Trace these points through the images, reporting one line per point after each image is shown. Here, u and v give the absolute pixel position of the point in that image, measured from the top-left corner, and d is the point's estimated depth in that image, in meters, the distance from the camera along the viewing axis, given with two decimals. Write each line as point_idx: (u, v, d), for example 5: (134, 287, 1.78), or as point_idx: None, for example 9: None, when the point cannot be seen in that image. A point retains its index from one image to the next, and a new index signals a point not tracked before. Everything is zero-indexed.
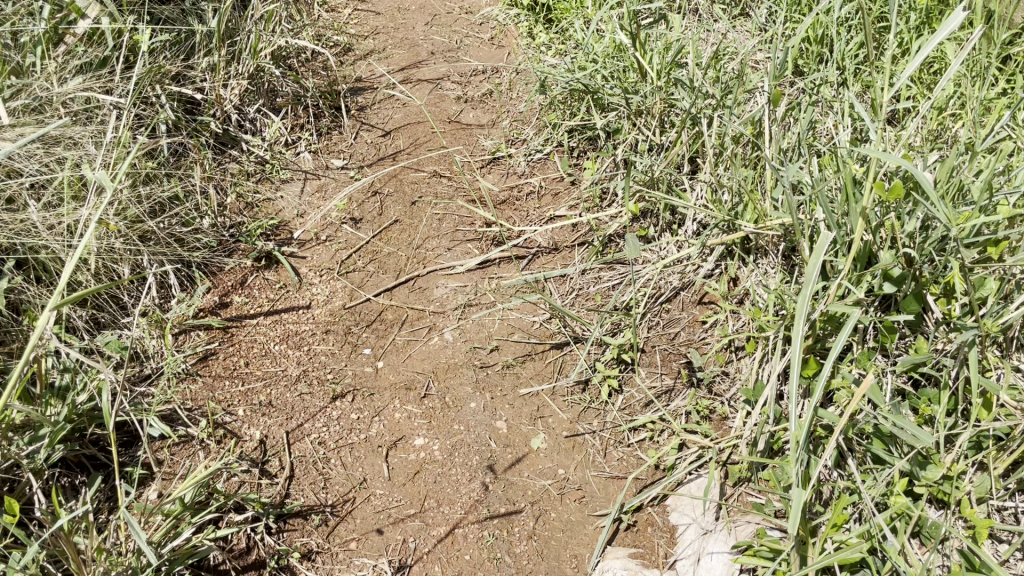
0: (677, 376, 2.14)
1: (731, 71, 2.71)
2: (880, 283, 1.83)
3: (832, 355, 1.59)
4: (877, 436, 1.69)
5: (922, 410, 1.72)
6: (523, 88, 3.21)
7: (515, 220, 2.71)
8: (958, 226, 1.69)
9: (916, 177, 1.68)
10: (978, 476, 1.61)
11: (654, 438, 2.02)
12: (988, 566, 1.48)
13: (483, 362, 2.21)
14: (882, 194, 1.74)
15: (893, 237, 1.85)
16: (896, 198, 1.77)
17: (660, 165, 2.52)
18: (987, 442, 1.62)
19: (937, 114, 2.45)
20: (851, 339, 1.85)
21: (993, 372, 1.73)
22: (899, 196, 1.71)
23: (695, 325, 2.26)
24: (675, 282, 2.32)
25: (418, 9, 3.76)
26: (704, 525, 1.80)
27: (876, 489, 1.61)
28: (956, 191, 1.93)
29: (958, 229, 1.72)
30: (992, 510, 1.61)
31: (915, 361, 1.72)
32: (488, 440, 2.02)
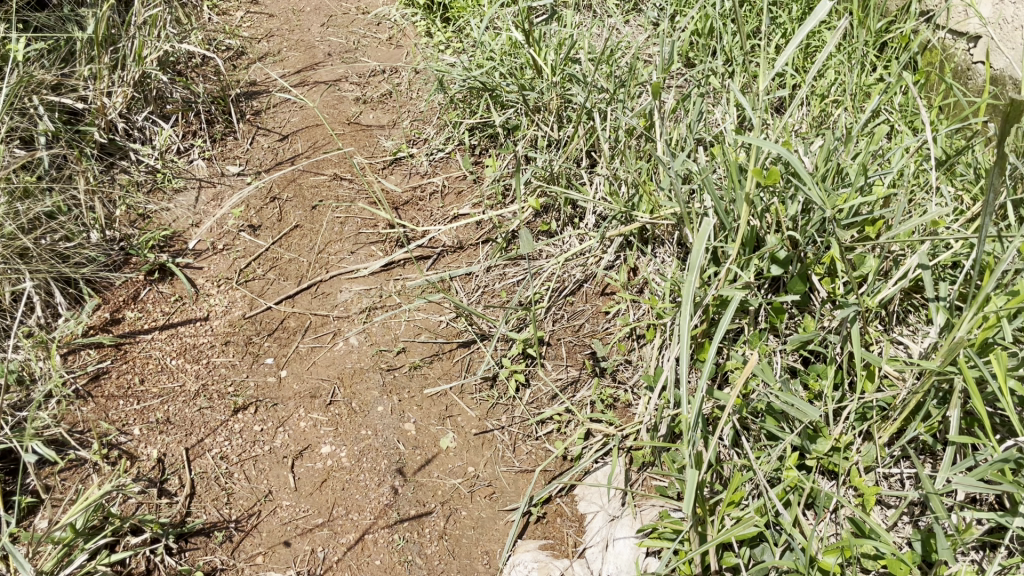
0: (582, 366, 2.17)
1: (624, 65, 2.76)
2: (768, 266, 1.91)
3: (720, 338, 1.64)
4: (770, 413, 1.76)
5: (812, 385, 1.80)
6: (423, 87, 3.20)
7: (419, 220, 2.69)
8: (833, 208, 1.78)
9: (791, 163, 1.75)
10: (865, 445, 1.69)
11: (561, 429, 2.04)
12: (877, 532, 1.55)
13: (390, 364, 2.19)
14: (761, 180, 1.80)
15: (778, 222, 1.93)
16: (774, 183, 1.83)
17: (559, 160, 2.55)
18: (872, 412, 1.70)
19: (820, 102, 2.55)
20: (743, 321, 1.92)
21: (875, 346, 1.81)
22: (775, 180, 1.78)
23: (599, 316, 2.29)
24: (578, 274, 2.35)
25: (314, 10, 3.70)
26: (612, 512, 1.83)
27: (769, 464, 1.67)
28: (835, 174, 2.04)
29: (835, 211, 1.79)
30: (880, 478, 1.68)
31: (803, 339, 1.81)
32: (396, 443, 2.01)
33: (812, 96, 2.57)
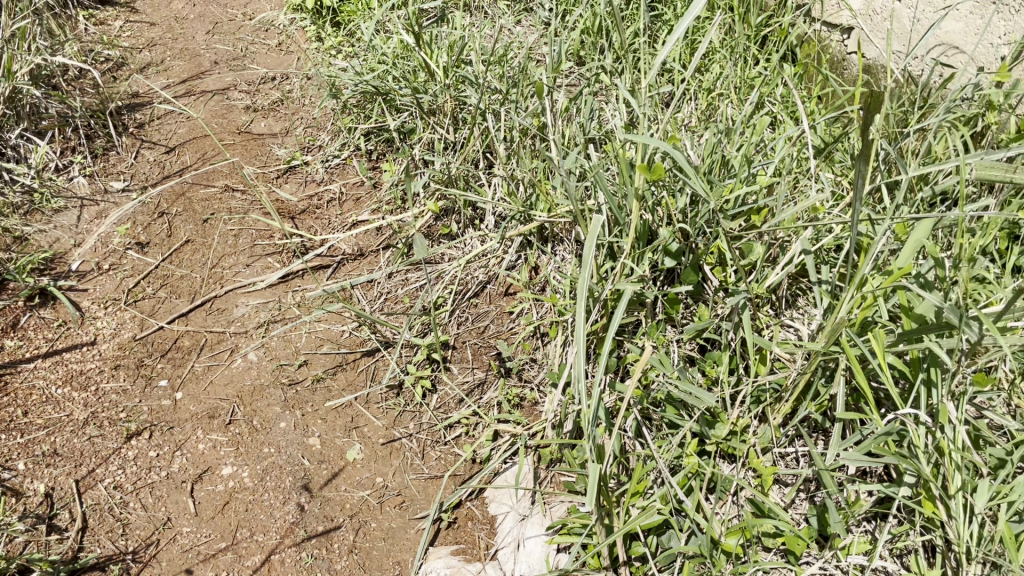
0: (488, 368, 2.17)
1: (516, 66, 2.77)
2: (662, 258, 1.98)
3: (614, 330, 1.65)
4: (669, 403, 1.80)
5: (709, 372, 1.85)
6: (315, 92, 3.14)
7: (317, 228, 2.64)
8: (716, 199, 1.84)
9: (673, 157, 1.79)
10: (761, 428, 1.75)
11: (469, 432, 2.03)
12: (774, 510, 1.61)
13: (292, 379, 2.14)
14: (646, 176, 1.83)
15: (668, 215, 1.99)
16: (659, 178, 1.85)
17: (455, 162, 2.54)
18: (766, 395, 1.76)
19: (707, 96, 2.62)
20: (641, 314, 1.96)
21: (766, 331, 1.88)
22: (660, 176, 1.82)
23: (503, 316, 2.30)
24: (481, 276, 2.36)
25: (198, 17, 3.59)
26: (521, 511, 1.83)
27: (670, 452, 1.71)
28: (720, 166, 2.12)
29: (719, 202, 1.84)
30: (776, 458, 1.74)
31: (698, 328, 1.86)
32: (301, 459, 1.96)
33: (700, 90, 2.64)
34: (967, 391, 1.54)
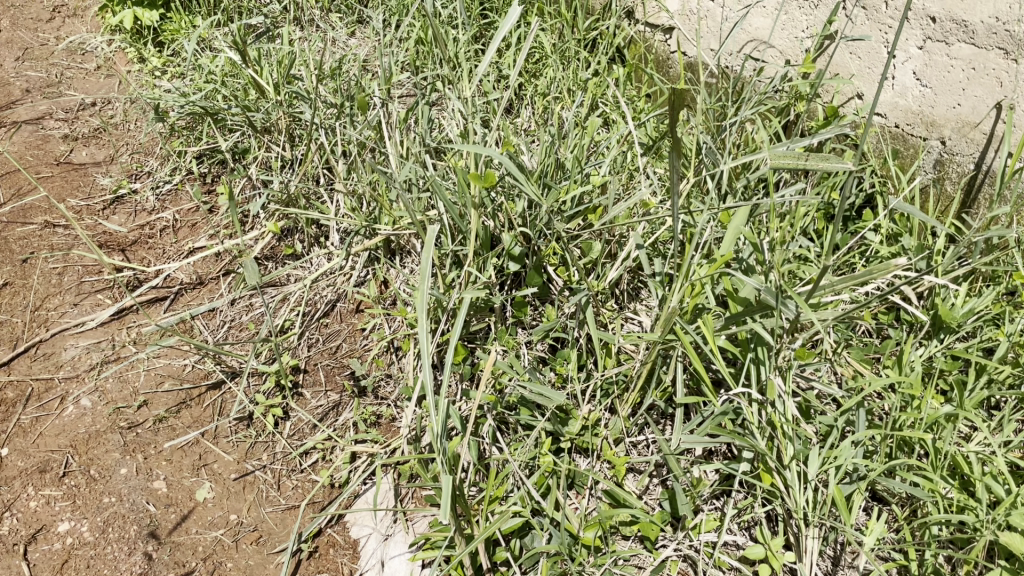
0: (342, 389, 2.11)
1: (351, 77, 2.73)
2: (506, 263, 2.00)
3: (459, 339, 1.65)
4: (523, 405, 1.82)
5: (559, 370, 1.88)
6: (140, 116, 2.97)
7: (151, 259, 2.50)
8: (548, 200, 1.89)
9: (501, 164, 1.83)
10: (612, 420, 1.79)
11: (326, 457, 1.97)
12: (629, 499, 1.65)
13: (131, 421, 2.02)
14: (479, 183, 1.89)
15: (509, 220, 2.01)
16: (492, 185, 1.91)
17: (294, 180, 2.47)
18: (614, 387, 1.81)
19: (542, 99, 2.67)
20: (491, 319, 1.97)
21: (611, 325, 1.93)
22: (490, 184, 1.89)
23: (355, 334, 2.23)
24: (329, 295, 2.29)
25: (5, 43, 3.34)
26: (384, 531, 1.81)
27: (525, 454, 1.72)
28: (556, 169, 2.17)
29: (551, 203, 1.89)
30: (629, 447, 1.79)
31: (546, 328, 1.89)
32: (146, 505, 1.85)
33: (536, 95, 2.69)
34: (792, 366, 1.64)
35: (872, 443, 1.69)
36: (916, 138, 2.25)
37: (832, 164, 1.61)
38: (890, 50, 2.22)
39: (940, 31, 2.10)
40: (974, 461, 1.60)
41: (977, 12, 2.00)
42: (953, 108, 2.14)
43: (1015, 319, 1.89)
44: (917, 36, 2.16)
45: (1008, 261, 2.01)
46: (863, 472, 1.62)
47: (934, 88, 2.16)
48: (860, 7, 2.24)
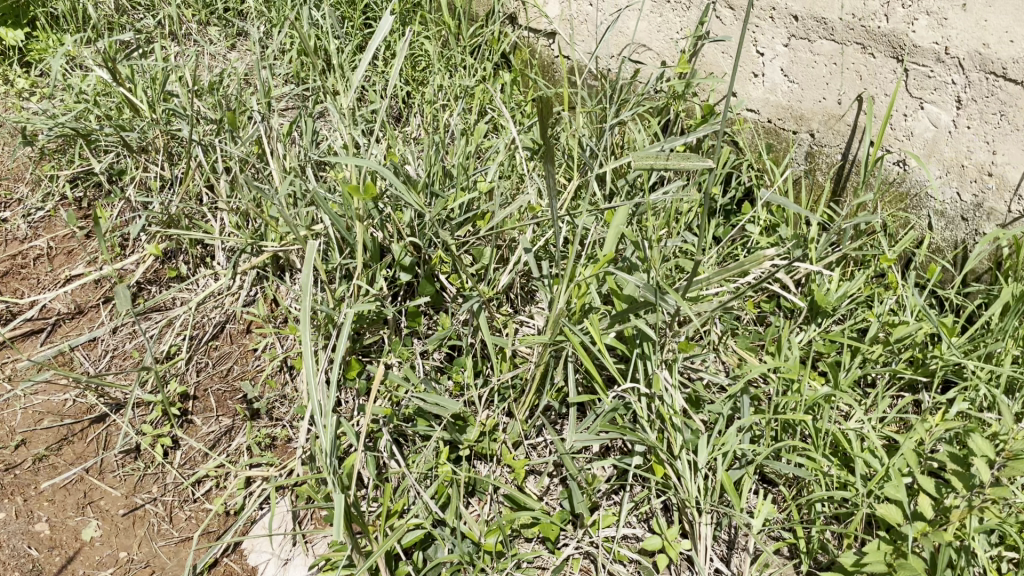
0: (235, 413, 2.05)
1: (230, 91, 2.66)
2: (396, 274, 1.97)
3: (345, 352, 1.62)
4: (420, 415, 1.80)
5: (456, 378, 1.87)
6: (6, 140, 2.81)
7: (24, 291, 2.37)
8: (431, 208, 1.87)
9: (381, 174, 1.80)
10: (510, 424, 1.80)
11: (220, 484, 1.91)
12: (529, 502, 1.66)
13: (8, 463, 1.91)
14: (359, 195, 1.83)
15: (397, 230, 1.99)
16: (372, 197, 1.86)
17: (174, 200, 2.38)
18: (509, 392, 1.82)
19: (430, 107, 2.66)
20: (384, 331, 1.95)
21: (505, 330, 1.94)
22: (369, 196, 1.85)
23: (247, 356, 2.17)
24: (217, 317, 2.22)
25: None
26: (283, 556, 1.77)
27: (423, 465, 1.71)
28: (443, 176, 2.16)
29: (435, 212, 1.88)
30: (528, 450, 1.80)
31: (441, 337, 1.88)
32: (27, 550, 1.75)
33: (423, 104, 2.68)
34: (677, 358, 1.69)
35: (758, 428, 1.76)
36: (787, 132, 2.35)
37: (695, 162, 1.63)
38: (758, 49, 2.31)
39: (803, 28, 2.19)
40: (852, 438, 1.68)
41: (834, 9, 2.11)
42: (819, 102, 2.24)
43: (883, 300, 2.00)
44: (782, 34, 2.25)
45: (875, 246, 2.12)
46: (750, 457, 1.68)
47: (800, 84, 2.26)
48: (729, 9, 2.33)
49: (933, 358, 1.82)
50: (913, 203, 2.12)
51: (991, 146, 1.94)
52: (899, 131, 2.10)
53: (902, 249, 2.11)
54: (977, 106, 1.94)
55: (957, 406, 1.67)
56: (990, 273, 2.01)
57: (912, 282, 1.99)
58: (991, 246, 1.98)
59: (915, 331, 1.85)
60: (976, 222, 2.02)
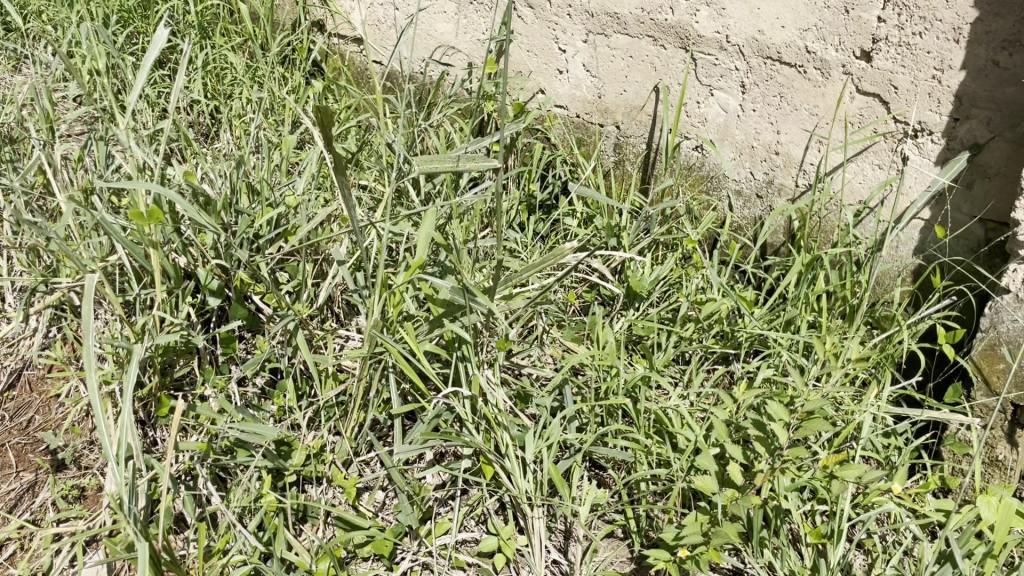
0: (38, 467, 1.89)
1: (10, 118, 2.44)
2: (205, 300, 1.86)
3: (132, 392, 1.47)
4: (238, 446, 1.69)
5: (277, 403, 1.78)
6: None
7: None
8: (226, 227, 1.73)
9: (167, 196, 1.63)
10: (337, 443, 1.73)
11: (24, 546, 1.75)
12: (360, 520, 1.61)
13: None
14: (142, 221, 1.64)
15: (201, 253, 1.88)
16: (159, 221, 1.68)
17: None
18: (334, 410, 1.76)
19: (237, 121, 2.54)
20: (196, 362, 1.84)
21: (326, 346, 1.87)
22: (157, 222, 1.69)
23: (49, 403, 2.00)
24: (11, 364, 2.04)
25: None
26: None
27: (244, 497, 1.62)
28: (250, 192, 2.07)
29: (232, 231, 1.75)
30: (359, 466, 1.74)
31: (258, 361, 1.78)
32: None
33: (230, 118, 2.56)
34: (496, 358, 1.71)
35: (584, 417, 1.80)
36: (595, 125, 2.41)
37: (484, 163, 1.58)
38: (560, 46, 2.37)
39: (598, 24, 2.27)
40: (671, 416, 1.74)
41: (625, 4, 2.19)
42: (620, 95, 2.32)
43: (692, 279, 2.09)
44: (580, 31, 2.31)
45: (682, 228, 2.22)
46: (577, 446, 1.72)
47: (602, 78, 2.33)
48: (529, 8, 2.39)
49: (740, 330, 1.92)
50: (712, 185, 2.23)
51: (775, 127, 2.06)
52: (694, 117, 2.20)
53: (707, 230, 2.21)
54: (759, 90, 2.06)
55: (762, 374, 1.78)
56: (785, 246, 2.12)
57: (716, 260, 2.11)
58: (782, 219, 2.09)
59: (720, 306, 1.94)
60: (769, 199, 2.13)
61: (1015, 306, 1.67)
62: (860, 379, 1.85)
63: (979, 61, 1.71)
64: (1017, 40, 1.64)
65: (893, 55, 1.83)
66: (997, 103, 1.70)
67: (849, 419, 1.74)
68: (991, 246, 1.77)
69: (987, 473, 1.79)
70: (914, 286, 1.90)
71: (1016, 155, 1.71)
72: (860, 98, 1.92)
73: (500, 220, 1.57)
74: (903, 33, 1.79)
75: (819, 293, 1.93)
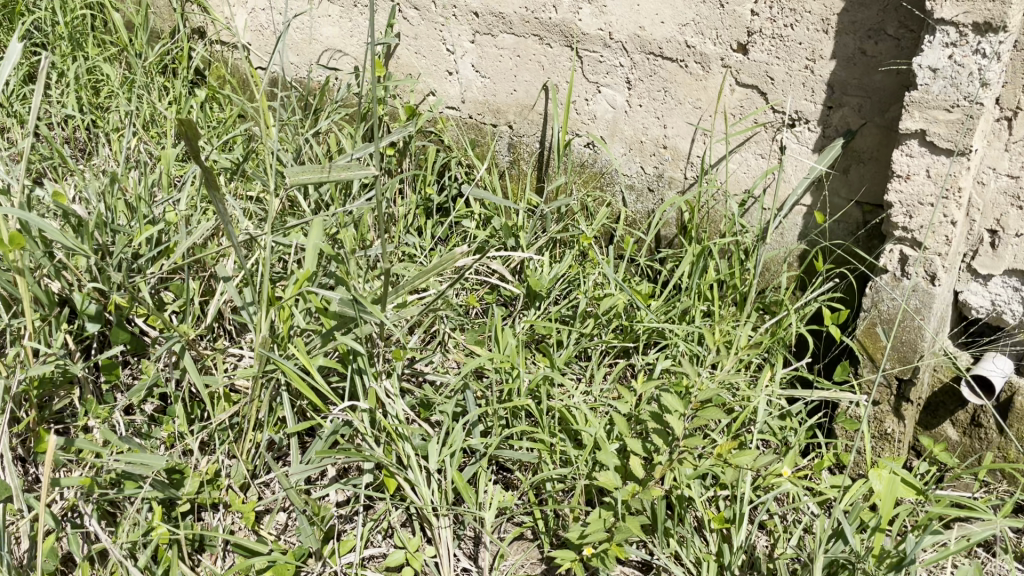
0: None
1: None
2: (82, 326, 1.76)
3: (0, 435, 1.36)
4: (125, 478, 1.60)
5: (167, 429, 1.70)
6: None
7: None
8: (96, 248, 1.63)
9: (28, 219, 1.52)
10: (232, 466, 1.67)
11: None
12: (259, 545, 1.55)
13: None
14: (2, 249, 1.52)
15: (76, 277, 1.77)
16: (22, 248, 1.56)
17: None
18: (227, 432, 1.70)
19: (113, 134, 2.42)
20: (76, 392, 1.74)
21: (215, 366, 1.80)
22: (20, 249, 1.56)
23: None
24: None
25: None
26: None
27: (134, 531, 1.53)
28: (127, 210, 1.97)
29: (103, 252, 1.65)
30: (257, 489, 1.68)
31: (143, 387, 1.69)
32: None
33: (105, 131, 2.44)
34: (393, 369, 1.68)
35: (487, 421, 1.78)
36: (488, 126, 2.39)
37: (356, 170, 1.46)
38: (448, 47, 2.35)
39: (484, 24, 2.26)
40: (574, 414, 1.74)
41: (509, 4, 2.20)
42: (510, 95, 2.31)
43: (589, 276, 2.10)
44: (467, 31, 2.30)
45: (577, 225, 2.22)
46: (482, 451, 1.70)
47: (491, 78, 2.32)
48: (414, 9, 2.36)
49: (638, 324, 1.94)
50: (605, 181, 2.24)
51: (662, 121, 2.09)
52: (583, 115, 2.22)
53: (602, 226, 2.22)
54: (644, 85, 2.09)
55: (660, 366, 1.80)
56: (677, 237, 2.15)
57: (612, 255, 2.12)
58: (674, 211, 2.11)
59: (617, 301, 1.95)
60: (660, 192, 2.16)
61: (894, 284, 1.73)
62: (754, 364, 1.90)
63: (848, 50, 1.77)
64: (882, 29, 1.70)
65: (767, 47, 1.88)
66: (867, 90, 1.77)
67: (746, 405, 1.77)
68: (868, 228, 1.83)
69: (877, 446, 1.86)
70: (799, 271, 1.96)
71: (886, 139, 1.78)
72: (740, 90, 1.96)
73: (383, 226, 1.51)
74: (776, 26, 1.85)
75: (710, 283, 1.96)
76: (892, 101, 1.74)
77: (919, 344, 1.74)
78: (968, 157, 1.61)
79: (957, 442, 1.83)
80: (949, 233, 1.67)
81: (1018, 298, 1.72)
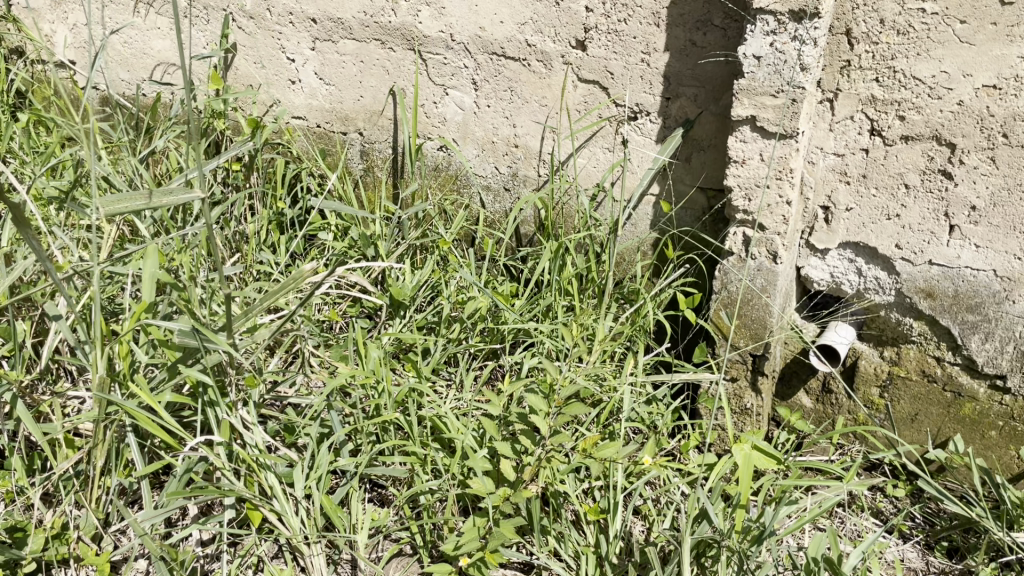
0: None
1: None
2: None
3: None
4: None
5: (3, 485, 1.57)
6: None
7: None
8: None
9: None
10: (81, 516, 1.55)
11: None
12: None
13: None
14: None
15: None
16: None
17: None
18: (73, 481, 1.58)
19: None
20: None
21: (55, 412, 1.67)
22: None
23: None
24: None
25: None
26: None
27: None
28: None
29: None
30: (112, 537, 1.57)
31: None
32: None
33: None
34: (249, 397, 1.61)
35: (356, 439, 1.73)
36: (337, 134, 2.33)
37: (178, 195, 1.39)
38: (288, 56, 2.27)
39: (323, 30, 2.21)
40: (445, 422, 1.72)
41: (347, 9, 2.15)
42: (358, 101, 2.26)
43: (451, 280, 2.08)
44: (306, 39, 2.24)
45: (435, 230, 2.20)
46: (352, 471, 1.65)
47: (336, 85, 2.26)
48: (249, 17, 2.27)
49: (501, 325, 1.94)
50: (461, 183, 2.23)
51: (510, 120, 2.10)
52: (433, 118, 2.20)
53: (461, 229, 2.20)
54: (490, 85, 2.08)
55: (526, 366, 1.80)
56: (536, 235, 2.16)
57: (473, 257, 2.11)
58: (530, 210, 2.12)
59: (479, 305, 1.94)
60: (516, 191, 2.16)
61: (739, 265, 1.80)
62: (618, 355, 1.93)
63: (679, 41, 1.82)
64: (708, 20, 1.76)
65: (604, 43, 1.91)
66: (700, 80, 1.83)
67: (611, 396, 1.80)
68: (713, 213, 1.89)
69: (739, 422, 1.92)
70: (653, 259, 2.01)
71: (722, 126, 1.84)
72: (583, 86, 1.99)
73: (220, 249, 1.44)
74: (609, 21, 1.88)
75: (570, 278, 1.98)
76: (724, 89, 1.81)
77: (767, 321, 1.80)
78: (795, 139, 1.68)
79: (811, 409, 1.93)
80: (785, 212, 1.74)
81: (852, 268, 1.82)
